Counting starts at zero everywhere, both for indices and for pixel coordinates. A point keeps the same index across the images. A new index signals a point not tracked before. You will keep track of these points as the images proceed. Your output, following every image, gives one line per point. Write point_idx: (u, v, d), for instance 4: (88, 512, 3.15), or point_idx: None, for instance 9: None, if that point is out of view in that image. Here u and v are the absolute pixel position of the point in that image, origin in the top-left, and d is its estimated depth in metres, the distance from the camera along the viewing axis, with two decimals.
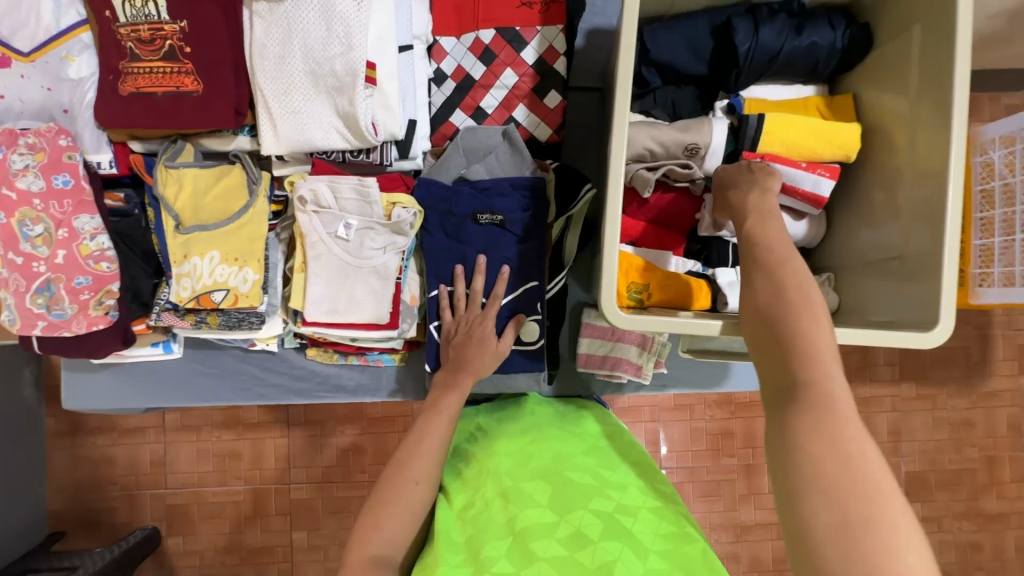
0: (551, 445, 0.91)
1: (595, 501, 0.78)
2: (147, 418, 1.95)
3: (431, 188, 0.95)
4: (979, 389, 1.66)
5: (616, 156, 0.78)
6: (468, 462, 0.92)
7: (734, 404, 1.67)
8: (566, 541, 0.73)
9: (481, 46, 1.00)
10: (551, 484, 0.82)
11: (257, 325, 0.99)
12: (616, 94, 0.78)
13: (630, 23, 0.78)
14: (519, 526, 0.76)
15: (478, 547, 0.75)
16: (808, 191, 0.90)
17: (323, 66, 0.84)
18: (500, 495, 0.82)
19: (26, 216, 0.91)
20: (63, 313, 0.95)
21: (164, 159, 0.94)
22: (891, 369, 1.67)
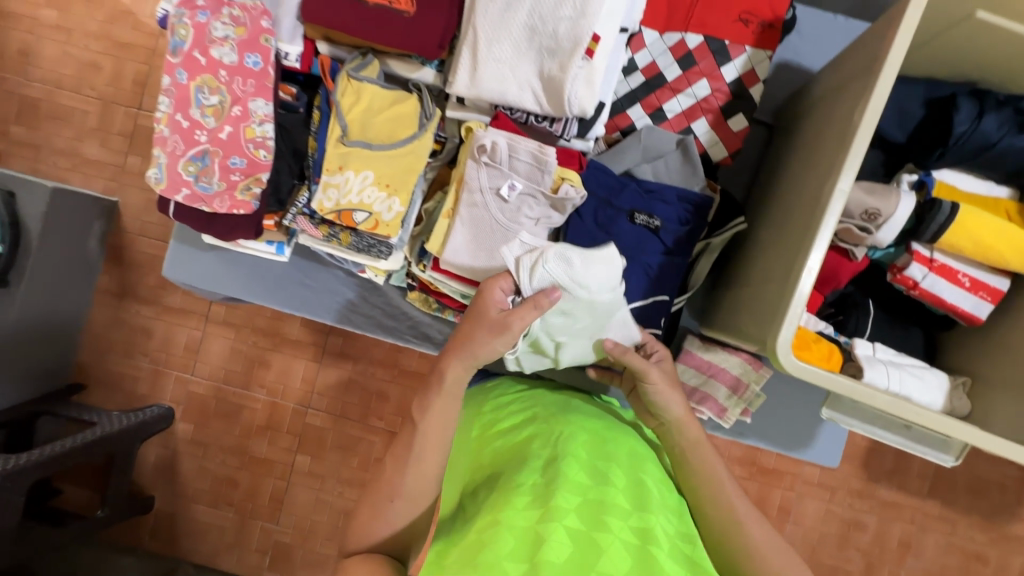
0: (625, 437, 0.90)
1: (664, 512, 0.77)
2: (194, 303, 1.97)
3: (599, 174, 0.96)
4: (1001, 529, 1.61)
5: (833, 206, 0.77)
6: (536, 421, 0.90)
7: (757, 466, 1.65)
8: (637, 530, 0.71)
9: (683, 49, 0.98)
10: (625, 475, 0.81)
11: (383, 255, 1.00)
12: (854, 145, 0.76)
13: (888, 77, 0.76)
14: (597, 496, 0.73)
15: (549, 496, 0.72)
16: (965, 311, 0.90)
17: (546, 25, 0.83)
18: (576, 461, 0.79)
19: (206, 83, 0.91)
20: (208, 188, 0.95)
21: (350, 68, 0.94)
22: (921, 482, 1.63)
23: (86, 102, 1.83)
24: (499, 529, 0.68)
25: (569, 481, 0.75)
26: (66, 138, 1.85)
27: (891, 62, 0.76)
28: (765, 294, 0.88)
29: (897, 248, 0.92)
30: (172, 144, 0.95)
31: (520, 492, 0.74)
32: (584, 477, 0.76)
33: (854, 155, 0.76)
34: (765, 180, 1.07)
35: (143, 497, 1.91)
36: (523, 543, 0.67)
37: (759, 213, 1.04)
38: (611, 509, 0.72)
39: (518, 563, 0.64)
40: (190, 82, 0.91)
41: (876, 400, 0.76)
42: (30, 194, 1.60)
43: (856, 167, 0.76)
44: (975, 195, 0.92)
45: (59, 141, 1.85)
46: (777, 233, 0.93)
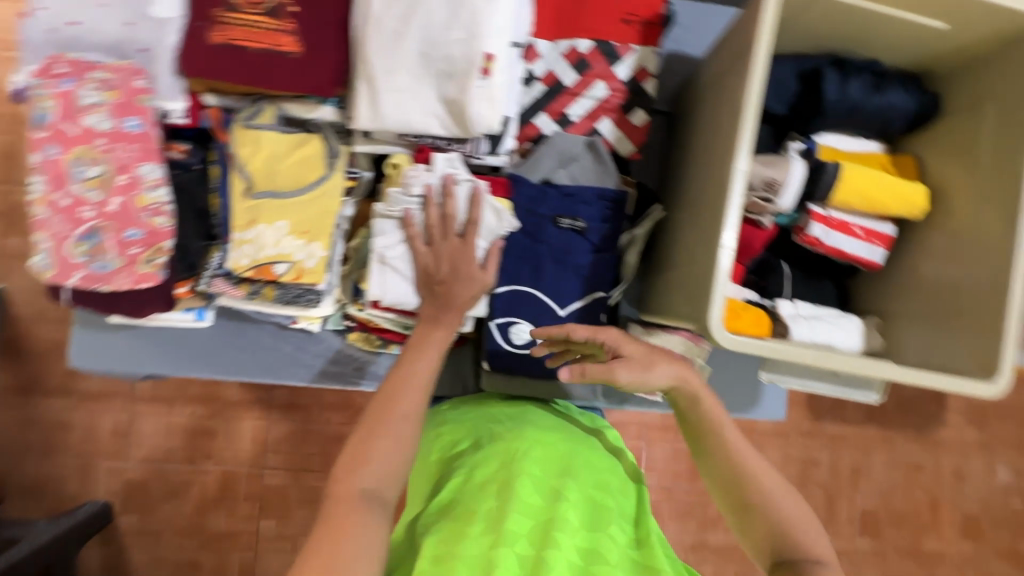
0: (581, 448, 0.91)
1: (615, 526, 0.79)
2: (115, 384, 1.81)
3: (520, 186, 0.97)
4: (931, 437, 1.79)
5: (734, 185, 0.83)
6: (493, 437, 0.91)
7: None
8: (584, 550, 0.73)
9: (575, 54, 1.01)
10: (579, 488, 0.82)
11: (314, 303, 0.96)
12: (743, 124, 0.83)
13: (760, 60, 0.82)
14: (549, 517, 0.75)
15: (502, 524, 0.74)
16: (864, 258, 0.99)
17: (438, 50, 0.82)
18: (532, 482, 0.81)
19: (83, 155, 0.84)
20: (105, 266, 0.87)
21: (243, 117, 0.90)
22: (857, 412, 1.78)
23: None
24: (450, 562, 0.70)
25: (521, 503, 0.77)
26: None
27: (762, 46, 0.83)
28: (690, 273, 0.93)
29: (796, 212, 1.00)
30: (56, 225, 0.86)
31: (474, 521, 0.75)
32: (537, 498, 0.78)
33: (745, 134, 0.82)
34: (674, 166, 1.13)
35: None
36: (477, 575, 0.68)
37: (673, 197, 1.09)
38: (563, 528, 0.74)
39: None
40: (63, 155, 0.84)
41: (804, 356, 0.82)
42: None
43: (749, 145, 0.82)
44: (852, 152, 1.02)
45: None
46: (692, 214, 0.98)
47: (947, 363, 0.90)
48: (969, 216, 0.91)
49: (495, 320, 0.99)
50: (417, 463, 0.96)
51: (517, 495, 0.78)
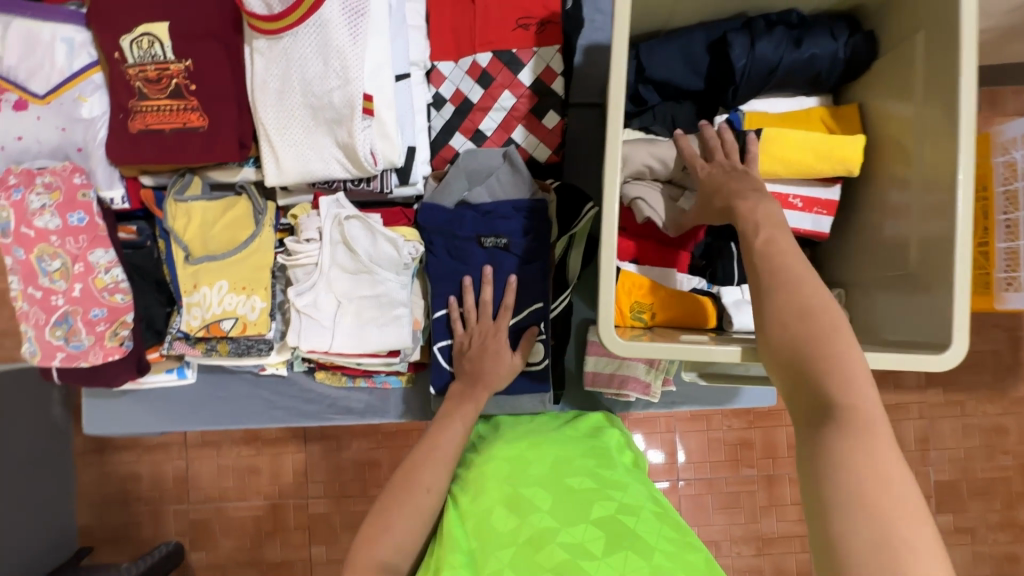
0: (549, 449, 0.91)
1: (599, 505, 0.79)
2: (170, 434, 2.00)
3: (435, 212, 0.97)
4: (1009, 395, 1.51)
5: (610, 168, 0.77)
6: (467, 468, 0.91)
7: (752, 413, 1.63)
8: (569, 546, 0.72)
9: (478, 70, 1.01)
10: (552, 487, 0.82)
11: (265, 352, 1.01)
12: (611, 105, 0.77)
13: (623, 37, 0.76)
14: (526, 538, 0.74)
15: (484, 564, 0.73)
16: (810, 230, 0.92)
17: (321, 99, 0.86)
18: (501, 504, 0.80)
19: (44, 251, 0.95)
20: (80, 344, 0.98)
21: (174, 193, 0.97)
22: (916, 374, 1.53)
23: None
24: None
25: (497, 536, 0.76)
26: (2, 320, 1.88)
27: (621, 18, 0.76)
28: None
29: None
30: (34, 316, 0.98)
31: (455, 562, 0.74)
32: (510, 522, 0.77)
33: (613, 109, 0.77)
34: None
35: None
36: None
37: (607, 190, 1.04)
38: (541, 538, 0.74)
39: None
40: (29, 255, 0.95)
41: (713, 354, 0.74)
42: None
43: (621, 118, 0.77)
44: (785, 115, 0.94)
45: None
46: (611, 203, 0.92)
47: (916, 332, 0.78)
48: (914, 163, 0.79)
49: (437, 344, 1.00)
50: None
51: (494, 526, 0.78)
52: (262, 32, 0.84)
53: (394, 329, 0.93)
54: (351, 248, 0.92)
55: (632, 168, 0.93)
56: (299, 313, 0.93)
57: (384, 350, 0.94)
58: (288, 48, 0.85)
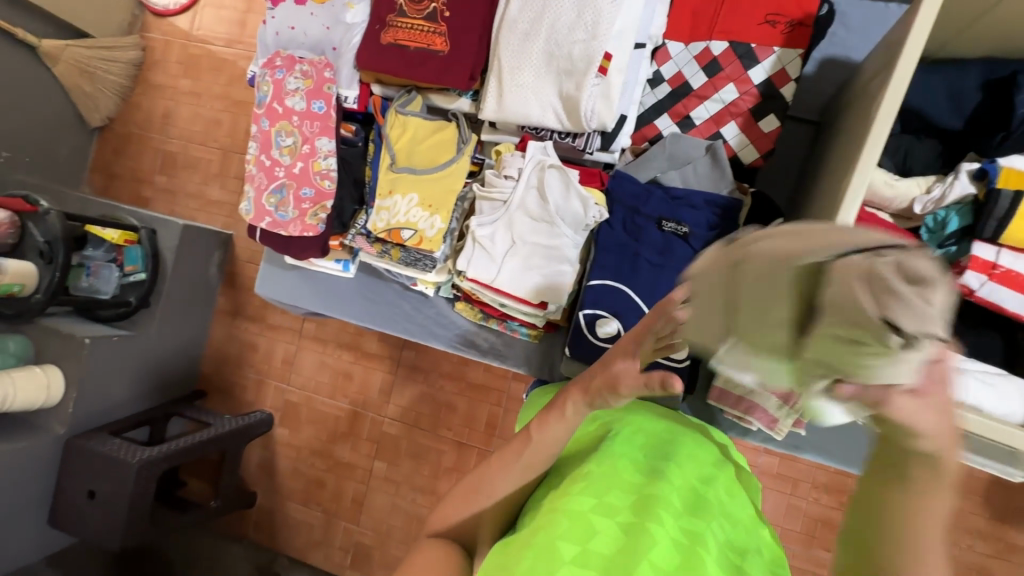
0: (687, 438, 0.84)
1: (720, 521, 0.71)
2: (291, 320, 2.23)
3: (625, 183, 0.98)
4: None
5: (851, 194, 0.75)
6: (602, 417, 0.88)
7: (847, 494, 1.49)
8: (688, 532, 0.66)
9: (708, 57, 0.99)
10: (683, 475, 0.76)
11: (429, 268, 1.09)
12: (877, 123, 0.74)
13: (909, 59, 0.74)
14: (650, 491, 0.70)
15: (604, 492, 0.69)
16: None
17: (562, 49, 0.90)
18: (632, 457, 0.76)
19: (283, 128, 1.10)
20: (285, 215, 1.12)
21: (398, 104, 1.07)
22: None
23: (210, 152, 2.16)
24: (555, 514, 0.67)
25: (623, 477, 0.72)
26: (194, 183, 2.19)
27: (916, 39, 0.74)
28: None
29: (959, 247, 0.86)
30: (259, 180, 1.14)
31: (574, 483, 0.72)
32: (640, 470, 0.73)
33: (870, 148, 0.74)
34: (811, 178, 1.02)
35: (247, 492, 2.17)
36: (579, 528, 0.64)
37: (801, 216, 1.00)
38: (664, 504, 0.68)
39: (569, 548, 0.62)
40: (272, 128, 1.11)
41: None
42: (166, 230, 1.94)
43: (874, 158, 0.74)
44: None
45: (190, 186, 2.19)
46: (808, 239, 0.91)
47: None
48: None
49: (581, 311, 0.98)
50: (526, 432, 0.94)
51: (620, 470, 0.74)
52: None
53: (554, 282, 0.96)
54: (543, 196, 0.95)
55: None
56: (474, 242, 1.00)
57: (538, 300, 0.97)
58: None
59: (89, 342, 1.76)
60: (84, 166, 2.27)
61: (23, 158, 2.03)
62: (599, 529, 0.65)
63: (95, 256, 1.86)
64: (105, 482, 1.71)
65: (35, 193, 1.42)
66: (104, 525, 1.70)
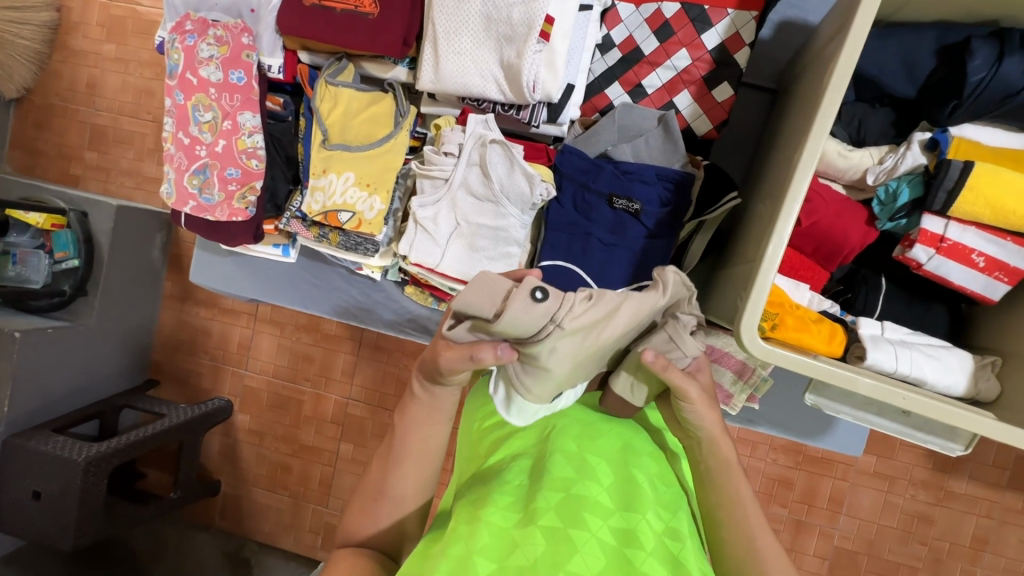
0: (621, 429, 0.85)
1: (654, 513, 0.73)
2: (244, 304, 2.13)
3: (574, 158, 0.93)
4: None
5: (802, 170, 0.70)
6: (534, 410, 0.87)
7: (803, 454, 1.52)
8: (618, 532, 0.69)
9: (660, 19, 0.93)
10: (615, 470, 0.77)
11: (371, 252, 1.03)
12: (829, 92, 0.70)
13: (863, 24, 0.70)
14: (578, 492, 0.71)
15: (529, 501, 0.71)
16: (975, 292, 0.82)
17: (501, 12, 0.82)
18: (562, 455, 0.77)
19: (200, 102, 0.99)
20: (210, 199, 1.03)
21: (327, 74, 0.97)
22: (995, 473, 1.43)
23: (143, 126, 1.99)
24: (477, 524, 0.68)
25: (552, 478, 0.73)
26: (128, 160, 2.02)
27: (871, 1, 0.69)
28: (748, 270, 0.81)
29: (909, 220, 0.84)
30: (178, 160, 1.03)
31: (503, 490, 0.73)
32: (569, 471, 0.74)
33: (823, 118, 0.70)
34: (767, 149, 0.99)
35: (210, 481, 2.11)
36: (498, 544, 0.66)
37: (755, 189, 0.97)
38: (593, 507, 0.70)
39: (489, 564, 0.64)
40: (187, 101, 1.00)
41: (857, 385, 0.68)
42: (98, 213, 1.80)
43: (828, 130, 0.70)
44: (999, 149, 0.81)
45: (123, 163, 2.03)
46: (763, 215, 0.87)
47: None
48: None
49: None
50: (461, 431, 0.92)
51: (550, 470, 0.74)
52: None
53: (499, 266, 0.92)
54: (485, 173, 0.88)
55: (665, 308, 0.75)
56: (415, 225, 0.93)
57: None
58: None
59: (19, 336, 1.65)
60: (4, 144, 2.08)
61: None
62: (523, 539, 0.66)
63: (21, 242, 1.75)
64: (50, 481, 1.62)
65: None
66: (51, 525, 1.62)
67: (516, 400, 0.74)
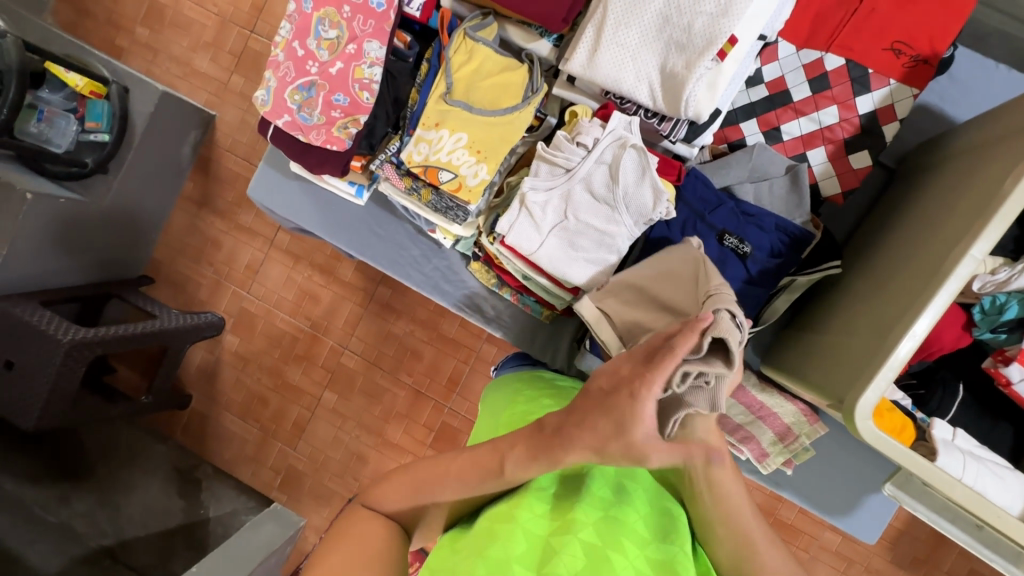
0: (656, 462, 0.79)
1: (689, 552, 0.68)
2: (263, 226, 2.02)
3: (699, 185, 0.90)
4: None
5: (959, 276, 0.66)
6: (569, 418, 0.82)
7: (777, 520, 1.52)
8: (654, 562, 0.64)
9: (820, 69, 0.90)
10: (651, 503, 0.72)
11: (458, 220, 1.00)
12: (1010, 202, 0.66)
13: None
14: (615, 517, 0.66)
15: (563, 509, 0.67)
16: None
17: (681, 18, 0.78)
18: (601, 475, 0.71)
19: (328, 17, 0.94)
20: (308, 119, 0.98)
21: (469, 27, 0.92)
22: None
23: (206, 17, 1.90)
24: (515, 528, 0.64)
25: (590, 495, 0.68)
26: (182, 48, 1.93)
27: None
28: (852, 350, 0.78)
29: (1009, 336, 0.83)
30: (284, 70, 0.98)
31: (539, 495, 0.68)
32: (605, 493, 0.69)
33: (995, 227, 0.66)
34: (878, 225, 0.97)
35: (181, 395, 2.03)
36: (535, 553, 0.62)
37: (864, 265, 0.93)
38: (629, 533, 0.65)
39: (527, 571, 0.60)
40: (314, 12, 0.94)
41: (952, 489, 0.69)
42: (139, 92, 1.69)
43: (992, 241, 0.66)
44: None
45: (174, 50, 1.93)
46: (874, 297, 0.84)
47: None
48: None
49: None
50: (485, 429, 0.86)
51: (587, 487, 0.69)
52: None
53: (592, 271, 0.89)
54: (614, 176, 0.84)
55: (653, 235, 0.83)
56: (521, 206, 0.89)
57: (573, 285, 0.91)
58: None
59: (31, 197, 1.54)
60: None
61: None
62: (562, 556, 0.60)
63: (52, 100, 1.63)
64: (26, 353, 1.48)
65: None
66: (9, 400, 1.45)
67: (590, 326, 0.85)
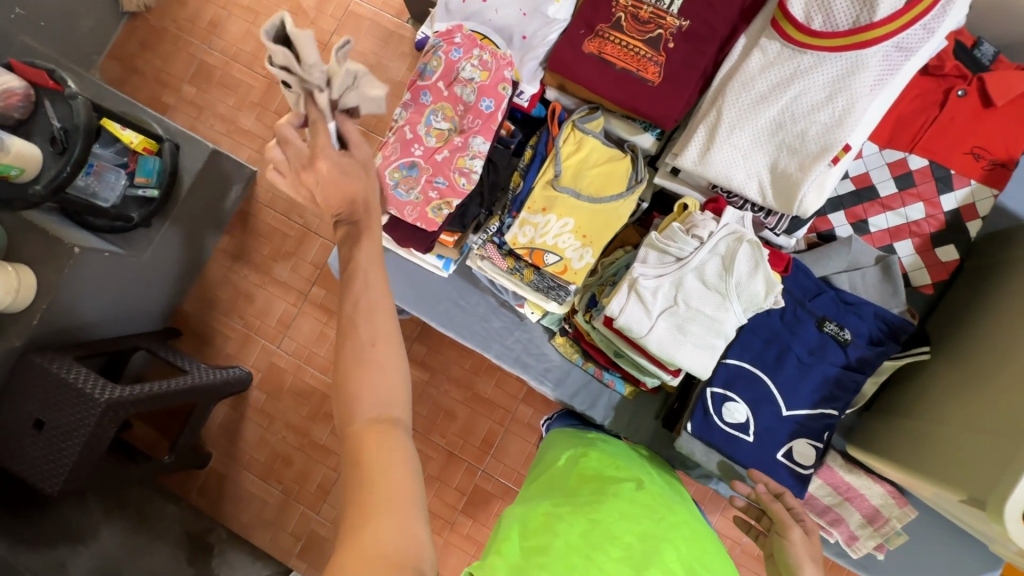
0: (711, 544, 0.89)
1: None
2: (294, 279, 1.86)
3: (800, 276, 0.95)
4: None
5: None
6: (639, 485, 0.93)
7: None
8: None
9: (904, 168, 0.97)
10: None
11: (558, 299, 1.03)
12: None
13: None
14: None
15: (642, 564, 0.77)
16: None
17: (795, 124, 0.84)
18: (672, 548, 0.81)
19: (442, 110, 0.97)
20: (405, 195, 0.98)
21: (578, 118, 0.98)
22: None
23: (253, 78, 1.88)
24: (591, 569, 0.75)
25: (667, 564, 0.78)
26: (227, 106, 1.88)
27: None
28: (972, 444, 0.80)
29: None
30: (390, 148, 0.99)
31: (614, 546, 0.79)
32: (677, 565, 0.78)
33: None
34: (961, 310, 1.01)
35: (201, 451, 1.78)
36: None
37: (952, 350, 0.97)
38: None
39: None
40: (430, 105, 0.97)
41: None
42: (191, 150, 1.54)
43: None
44: None
45: (219, 108, 1.88)
46: (967, 391, 0.88)
47: None
48: None
49: (710, 387, 0.96)
50: (552, 475, 0.98)
51: (661, 555, 0.79)
52: (790, 39, 0.83)
53: (698, 357, 0.91)
54: (727, 267, 0.88)
55: (676, 292, 0.90)
56: (630, 290, 0.91)
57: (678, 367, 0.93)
58: (804, 65, 0.83)
59: (77, 252, 1.34)
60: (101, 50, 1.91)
61: (38, 21, 1.63)
62: None
63: (103, 155, 1.43)
64: (59, 412, 1.30)
65: (63, 71, 1.17)
66: (34, 463, 1.29)
67: (659, 336, 0.91)
